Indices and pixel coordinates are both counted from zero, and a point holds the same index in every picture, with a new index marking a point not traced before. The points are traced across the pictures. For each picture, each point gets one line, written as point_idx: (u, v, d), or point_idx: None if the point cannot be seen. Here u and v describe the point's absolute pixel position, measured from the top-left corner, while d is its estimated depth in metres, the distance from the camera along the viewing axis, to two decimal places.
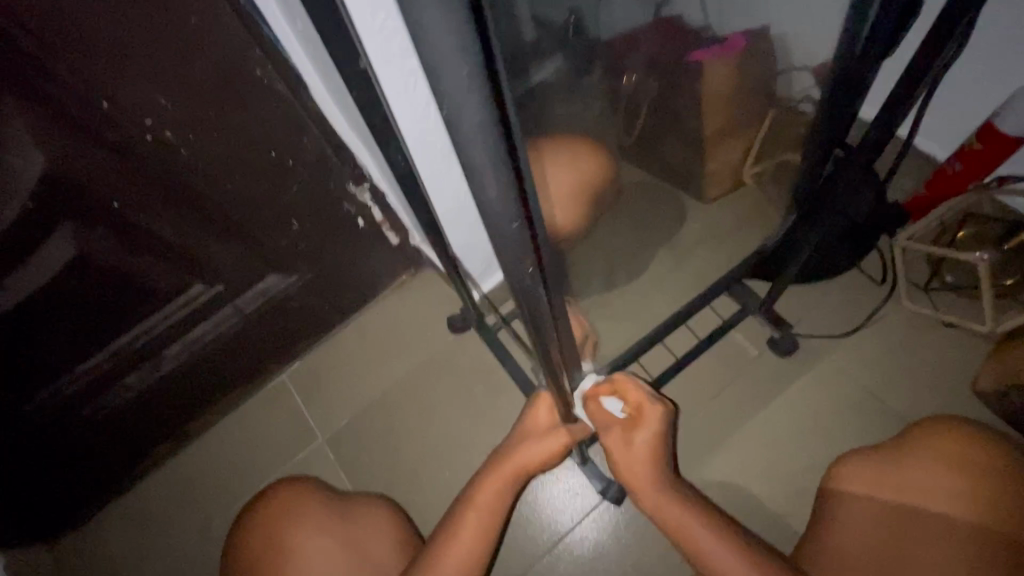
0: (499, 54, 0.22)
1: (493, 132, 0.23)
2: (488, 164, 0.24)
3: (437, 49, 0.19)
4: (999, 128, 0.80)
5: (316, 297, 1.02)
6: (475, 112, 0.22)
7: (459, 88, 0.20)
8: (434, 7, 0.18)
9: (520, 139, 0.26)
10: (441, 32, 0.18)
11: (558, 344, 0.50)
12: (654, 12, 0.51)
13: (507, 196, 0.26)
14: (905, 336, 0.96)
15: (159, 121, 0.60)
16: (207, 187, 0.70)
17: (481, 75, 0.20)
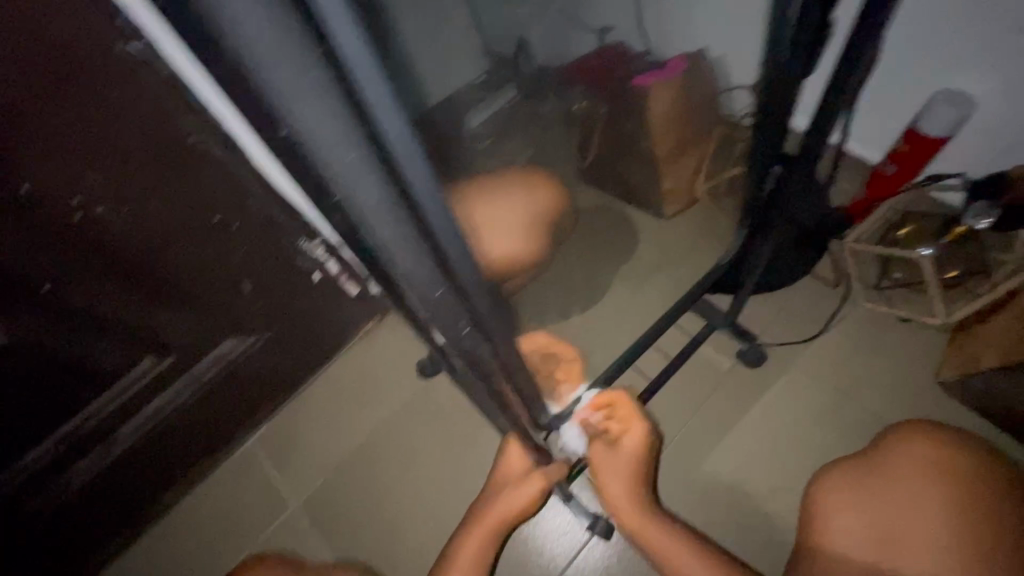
0: (390, 108, 0.23)
1: (370, 179, 0.24)
2: (376, 207, 0.26)
3: (297, 102, 0.21)
4: (922, 130, 0.85)
5: (277, 356, 0.98)
6: (347, 160, 0.23)
7: (327, 138, 0.22)
8: (281, 63, 0.19)
9: (425, 186, 0.27)
10: (295, 85, 0.20)
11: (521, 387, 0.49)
12: (598, 40, 0.53)
13: (401, 236, 0.28)
14: (867, 334, 0.98)
15: (90, 197, 0.57)
16: (147, 258, 0.67)
17: (345, 124, 0.22)
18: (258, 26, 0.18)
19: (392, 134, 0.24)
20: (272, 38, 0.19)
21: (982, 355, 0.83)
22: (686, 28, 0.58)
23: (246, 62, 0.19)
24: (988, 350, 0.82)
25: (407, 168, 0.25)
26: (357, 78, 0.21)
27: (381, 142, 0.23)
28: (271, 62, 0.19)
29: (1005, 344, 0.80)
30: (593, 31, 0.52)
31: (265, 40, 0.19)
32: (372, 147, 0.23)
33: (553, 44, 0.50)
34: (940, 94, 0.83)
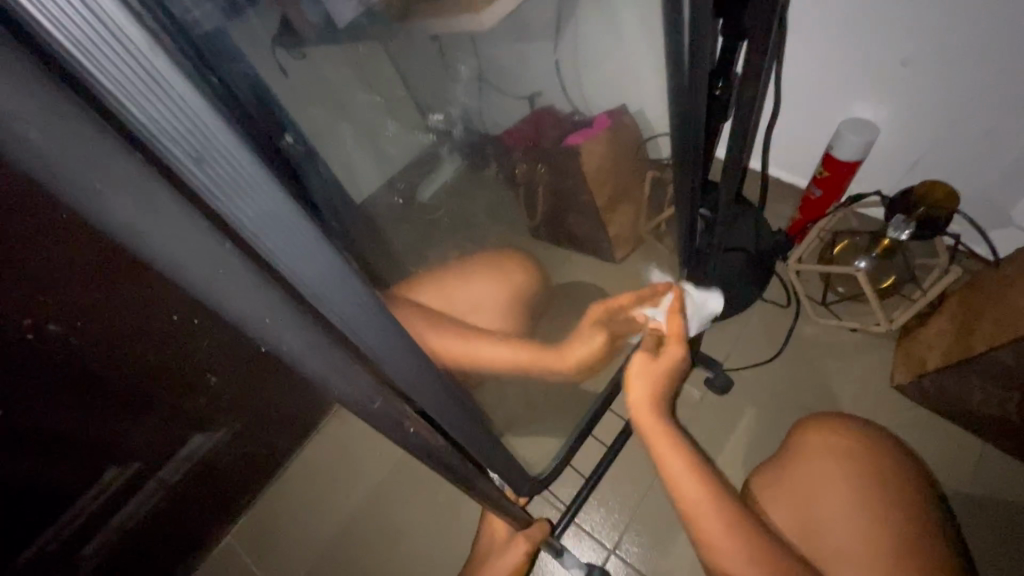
0: (313, 268, 0.23)
1: (293, 322, 0.24)
2: (299, 346, 0.26)
3: (205, 282, 0.21)
4: (838, 156, 0.92)
5: (250, 444, 0.96)
6: (266, 314, 0.24)
7: (243, 302, 0.22)
8: (188, 253, 0.19)
9: (356, 323, 0.27)
10: (202, 268, 0.20)
11: (487, 456, 0.50)
12: (531, 105, 0.57)
13: (334, 363, 0.28)
14: (824, 348, 1.02)
15: (41, 317, 0.57)
16: (105, 367, 0.66)
17: (259, 286, 0.22)
18: (166, 228, 0.18)
19: (316, 289, 0.24)
20: (170, 233, 0.19)
21: (927, 356, 0.88)
22: (606, 88, 0.60)
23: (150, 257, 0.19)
24: (932, 351, 0.87)
25: (333, 313, 0.25)
26: (276, 250, 0.21)
27: (302, 296, 0.24)
28: (180, 253, 0.19)
29: (946, 345, 0.85)
30: (523, 98, 0.56)
31: (162, 233, 0.19)
32: (292, 301, 0.24)
33: (492, 110, 0.56)
34: (846, 123, 0.91)
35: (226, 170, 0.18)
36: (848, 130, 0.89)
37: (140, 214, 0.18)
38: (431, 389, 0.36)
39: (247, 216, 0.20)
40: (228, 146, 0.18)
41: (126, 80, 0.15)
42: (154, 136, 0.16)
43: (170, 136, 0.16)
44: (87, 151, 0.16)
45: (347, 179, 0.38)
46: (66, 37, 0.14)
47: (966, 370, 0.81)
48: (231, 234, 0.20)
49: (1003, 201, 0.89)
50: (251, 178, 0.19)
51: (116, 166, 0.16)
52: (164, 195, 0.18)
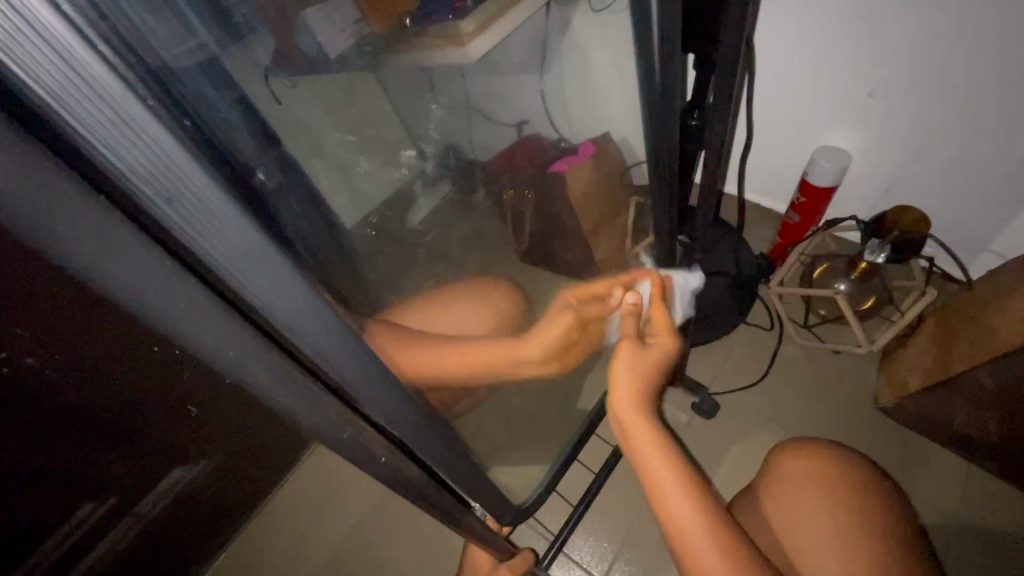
0: (282, 301, 0.23)
1: (263, 353, 0.24)
2: (269, 378, 0.26)
3: (175, 319, 0.21)
4: (813, 182, 0.95)
5: (232, 476, 0.94)
6: (236, 347, 0.23)
7: (212, 336, 0.22)
8: (156, 292, 0.19)
9: (326, 353, 0.27)
10: (170, 305, 0.20)
11: (468, 485, 0.50)
12: (518, 132, 0.66)
13: (307, 394, 0.28)
14: (808, 370, 1.03)
15: (19, 350, 0.56)
16: (83, 398, 0.66)
17: (229, 319, 0.22)
18: (136, 269, 0.19)
19: (285, 322, 0.24)
20: (137, 274, 0.19)
21: (909, 377, 0.89)
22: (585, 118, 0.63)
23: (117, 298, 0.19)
24: (914, 372, 0.88)
25: (304, 346, 0.26)
26: (247, 286, 0.22)
27: (273, 329, 0.24)
28: (150, 295, 0.19)
29: (926, 366, 0.86)
30: (510, 125, 0.66)
31: (129, 275, 0.18)
32: (265, 334, 0.24)
33: (480, 136, 0.66)
34: (820, 151, 0.94)
35: (197, 210, 0.18)
36: (821, 157, 0.92)
37: (107, 258, 0.18)
38: (404, 417, 0.36)
39: (217, 256, 0.20)
40: (200, 187, 0.18)
41: (96, 129, 0.15)
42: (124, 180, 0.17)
43: (141, 176, 0.17)
44: (59, 197, 0.16)
45: (324, 211, 0.38)
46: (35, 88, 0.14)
47: (946, 391, 0.82)
48: (201, 273, 0.20)
49: (973, 225, 0.92)
50: (220, 218, 0.19)
51: (86, 210, 0.17)
52: (131, 236, 0.18)
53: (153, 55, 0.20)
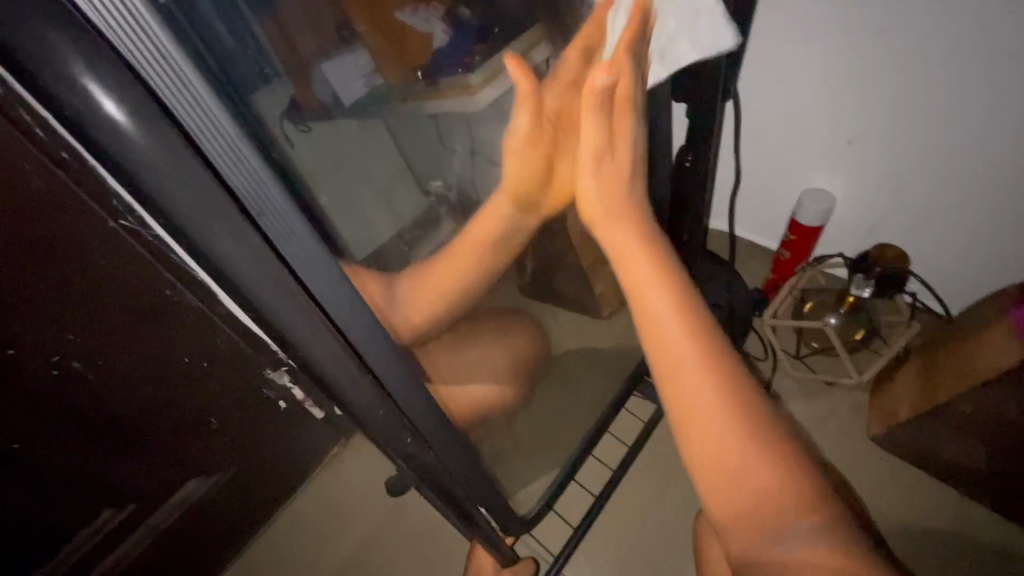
0: (331, 287, 0.29)
1: (323, 330, 0.30)
2: (321, 356, 0.32)
3: (268, 297, 0.27)
4: (801, 221, 1.01)
5: (242, 492, 0.97)
6: (304, 326, 0.30)
7: (292, 314, 0.29)
8: (261, 278, 0.26)
9: (361, 334, 0.33)
10: (267, 287, 0.27)
11: (472, 486, 0.54)
12: None
13: (347, 371, 0.34)
14: (803, 400, 1.06)
15: (68, 354, 0.64)
16: (117, 404, 0.71)
17: (305, 301, 0.29)
18: (251, 260, 0.25)
19: (333, 304, 0.30)
20: (252, 266, 0.26)
21: (897, 407, 0.92)
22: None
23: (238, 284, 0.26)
24: (902, 402, 0.91)
25: (348, 328, 0.32)
26: (310, 271, 0.28)
27: (328, 313, 0.30)
28: (243, 271, 0.26)
29: (913, 397, 0.89)
30: None
31: (247, 266, 0.25)
32: (327, 315, 0.30)
33: None
34: (807, 193, 1.01)
35: (278, 210, 0.25)
36: (808, 198, 0.99)
37: (236, 252, 0.25)
38: (420, 411, 0.41)
39: (292, 244, 0.26)
40: (284, 202, 0.25)
41: (223, 145, 0.22)
42: (234, 182, 0.23)
43: (249, 197, 0.24)
44: (208, 209, 0.23)
45: (354, 231, 0.44)
46: (189, 117, 0.21)
47: (933, 422, 0.86)
48: (280, 259, 0.27)
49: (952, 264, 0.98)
50: (293, 217, 0.26)
51: (220, 219, 0.24)
52: (250, 238, 0.25)
53: (247, 104, 0.28)
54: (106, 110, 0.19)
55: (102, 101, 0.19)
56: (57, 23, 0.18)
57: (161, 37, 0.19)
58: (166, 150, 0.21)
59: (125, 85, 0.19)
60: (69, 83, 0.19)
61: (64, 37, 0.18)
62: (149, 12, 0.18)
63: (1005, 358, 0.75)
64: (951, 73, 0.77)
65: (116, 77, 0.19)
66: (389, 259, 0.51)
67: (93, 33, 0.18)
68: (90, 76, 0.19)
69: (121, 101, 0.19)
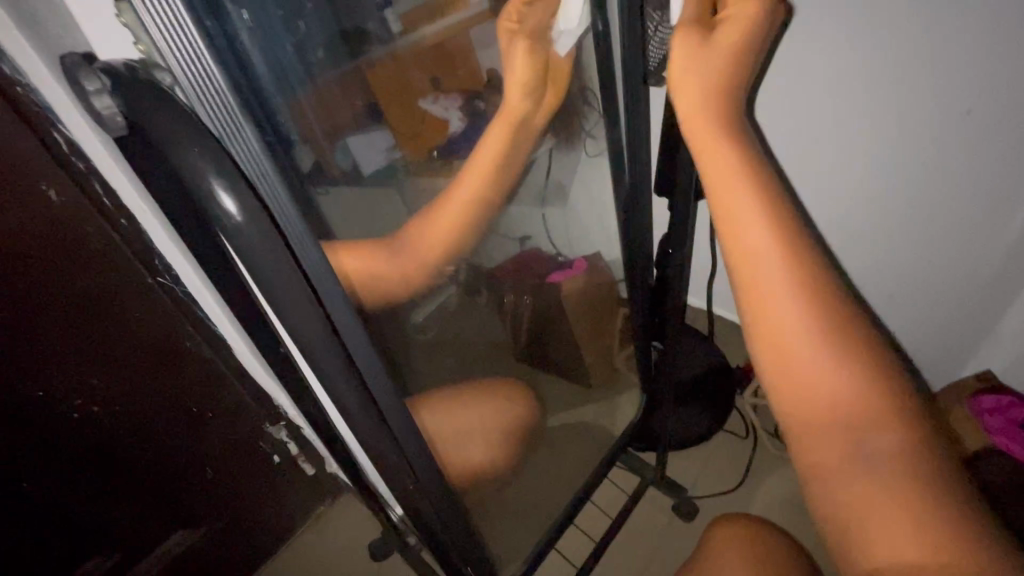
0: (356, 344, 0.36)
1: (352, 381, 0.37)
2: (342, 402, 0.38)
3: (312, 351, 0.34)
4: None
5: (226, 547, 0.98)
6: (333, 377, 0.36)
7: (327, 369, 0.35)
8: (315, 336, 0.33)
9: (376, 385, 0.39)
10: (314, 344, 0.34)
11: (460, 542, 0.57)
12: (520, 244, 0.76)
13: (362, 419, 0.39)
14: (785, 478, 1.08)
15: (88, 398, 0.69)
16: (123, 447, 0.75)
17: (341, 356, 0.35)
18: (310, 324, 0.32)
19: (360, 359, 0.37)
20: (312, 327, 0.33)
21: None
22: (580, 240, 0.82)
23: (297, 340, 0.33)
24: None
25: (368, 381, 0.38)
26: (349, 331, 0.35)
27: (356, 365, 0.37)
28: (296, 326, 0.32)
29: None
30: (517, 238, 0.75)
31: (308, 327, 0.33)
32: (354, 369, 0.37)
33: (498, 253, 0.73)
34: None
35: (329, 283, 0.33)
36: None
37: (301, 317, 0.32)
38: (416, 462, 0.46)
39: (336, 309, 0.34)
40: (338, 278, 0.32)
41: (297, 234, 0.31)
42: (303, 261, 0.32)
43: None
44: (286, 282, 0.30)
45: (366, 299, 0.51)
46: (277, 214, 0.30)
47: None
48: (330, 323, 0.34)
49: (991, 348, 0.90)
50: (338, 289, 0.34)
51: (293, 290, 0.31)
52: (313, 306, 0.32)
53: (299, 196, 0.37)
54: (227, 208, 0.27)
55: (225, 203, 0.27)
56: (208, 151, 0.26)
57: (267, 164, 0.29)
58: (262, 235, 0.28)
59: (242, 189, 0.27)
60: (206, 189, 0.27)
61: (209, 164, 0.26)
62: (261, 149, 0.29)
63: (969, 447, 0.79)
64: (943, 146, 0.75)
65: (239, 188, 0.27)
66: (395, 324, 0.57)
67: (228, 159, 0.27)
68: (223, 187, 0.27)
69: (238, 202, 0.27)
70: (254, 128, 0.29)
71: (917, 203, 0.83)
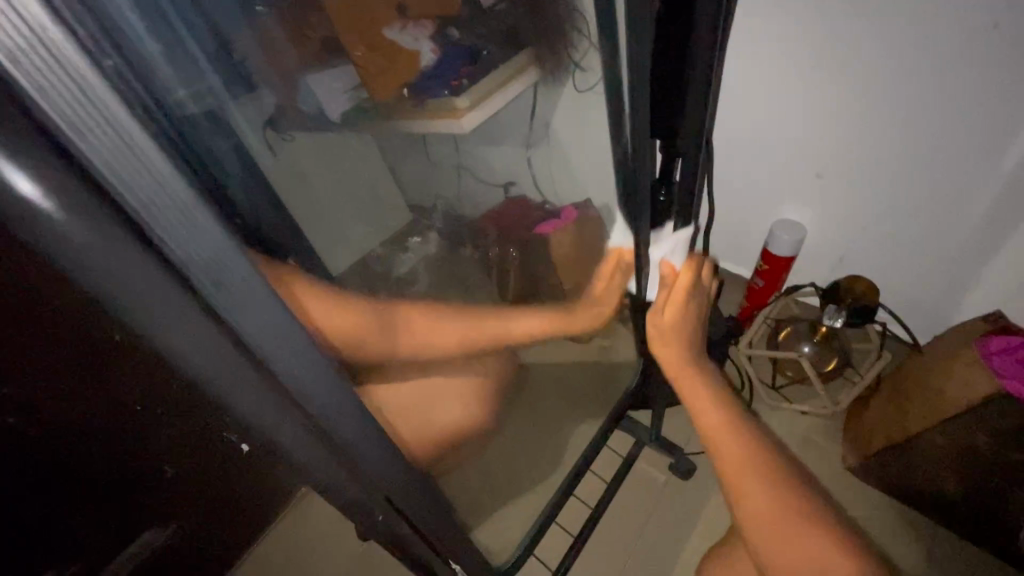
0: (285, 353, 0.27)
1: (274, 401, 0.28)
2: (269, 427, 0.29)
3: (213, 372, 0.25)
4: (773, 251, 1.02)
5: (200, 543, 0.91)
6: (251, 400, 0.27)
7: (237, 391, 0.26)
8: (209, 353, 0.24)
9: (319, 402, 0.30)
10: (212, 363, 0.24)
11: (448, 545, 0.50)
12: (504, 191, 0.74)
13: (302, 441, 0.31)
14: (781, 428, 1.06)
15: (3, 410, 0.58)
16: (59, 457, 0.65)
17: (253, 372, 0.26)
18: (194, 340, 0.23)
19: (290, 374, 0.27)
20: (202, 342, 0.23)
21: (871, 438, 0.92)
22: (569, 187, 0.71)
23: (182, 363, 0.24)
24: (875, 432, 0.91)
25: (308, 398, 0.29)
26: (269, 339, 0.25)
27: (281, 383, 0.27)
28: (176, 342, 0.23)
29: (887, 428, 0.89)
30: (498, 185, 0.73)
31: (195, 346, 0.23)
32: (277, 386, 0.27)
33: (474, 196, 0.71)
34: (779, 223, 1.02)
35: (236, 274, 0.23)
36: (779, 230, 1.00)
37: (182, 329, 0.23)
38: (384, 476, 0.38)
39: (251, 315, 0.24)
40: (242, 269, 0.23)
41: (166, 204, 0.19)
42: (180, 249, 0.21)
43: (198, 266, 0.21)
44: (148, 286, 0.21)
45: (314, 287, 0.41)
46: (124, 176, 0.18)
47: (909, 453, 0.86)
48: (232, 333, 0.24)
49: (991, 273, 0.88)
50: (255, 279, 0.24)
51: (167, 294, 0.21)
52: (202, 312, 0.23)
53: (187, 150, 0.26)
54: (20, 190, 0.17)
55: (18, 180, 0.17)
56: None
57: (113, 108, 0.17)
58: (94, 218, 0.18)
59: (42, 154, 0.17)
60: None
61: None
62: (91, 76, 0.17)
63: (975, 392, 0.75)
64: (949, 94, 0.76)
65: (37, 150, 0.17)
66: (358, 306, 0.48)
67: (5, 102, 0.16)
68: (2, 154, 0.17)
69: (38, 178, 0.17)
70: (77, 35, 0.17)
71: (898, 166, 0.87)
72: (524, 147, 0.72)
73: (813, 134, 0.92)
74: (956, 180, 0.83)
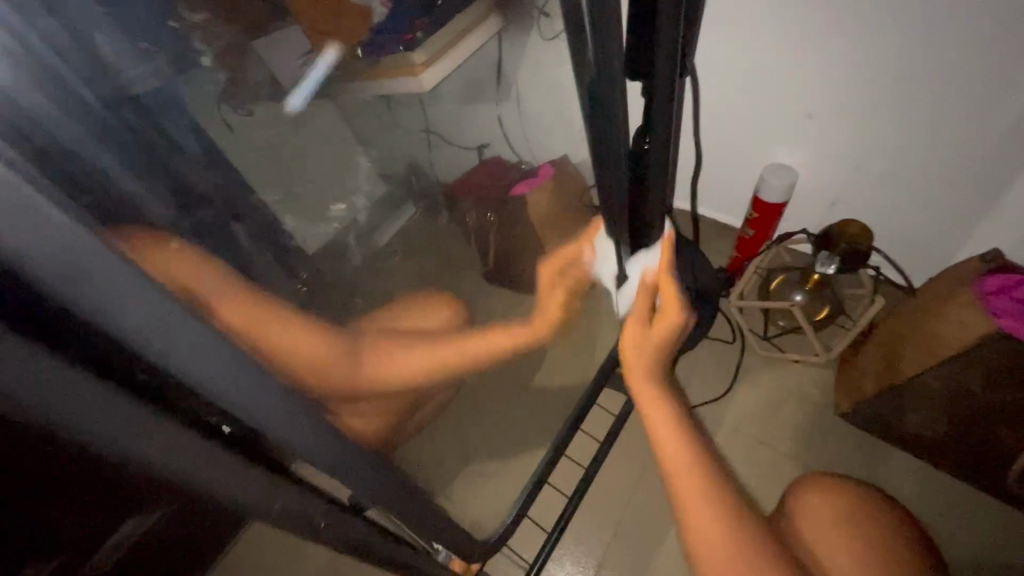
0: (176, 347, 0.23)
1: (147, 417, 0.24)
2: (153, 451, 0.25)
3: (58, 398, 0.21)
4: (764, 198, 0.98)
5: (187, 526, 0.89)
6: (117, 422, 0.23)
7: (96, 418, 0.22)
8: (51, 373, 0.20)
9: (236, 398, 0.27)
10: (63, 382, 0.21)
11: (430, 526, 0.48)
12: (479, 152, 0.77)
13: (195, 460, 0.28)
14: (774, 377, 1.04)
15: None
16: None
17: (109, 390, 0.22)
18: (33, 359, 0.20)
19: (187, 372, 0.24)
20: (42, 360, 0.20)
21: (865, 383, 0.91)
22: (542, 144, 0.69)
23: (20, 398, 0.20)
24: (868, 378, 0.90)
25: (221, 397, 0.26)
26: (168, 337, 0.22)
27: (171, 386, 0.24)
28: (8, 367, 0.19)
29: (880, 373, 0.88)
30: (471, 149, 0.77)
31: (28, 370, 0.20)
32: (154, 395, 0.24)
33: (444, 173, 0.82)
34: (770, 168, 0.97)
35: (114, 268, 0.19)
36: (771, 175, 0.96)
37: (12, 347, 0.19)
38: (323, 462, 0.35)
39: (127, 312, 0.21)
40: (102, 257, 0.20)
41: None
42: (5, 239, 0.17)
43: (42, 259, 0.18)
44: None
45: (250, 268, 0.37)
46: None
47: (902, 398, 0.85)
48: (101, 333, 0.21)
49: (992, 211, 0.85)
50: (120, 265, 0.20)
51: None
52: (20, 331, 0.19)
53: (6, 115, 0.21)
54: None
55: None
56: None
57: None
58: None
59: None
60: None
61: None
62: None
63: (970, 334, 0.73)
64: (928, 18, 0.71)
65: None
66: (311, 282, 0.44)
67: None
68: None
69: None
70: None
71: (886, 103, 0.82)
72: (495, 104, 0.68)
73: (803, 67, 0.86)
74: (939, 120, 0.80)
